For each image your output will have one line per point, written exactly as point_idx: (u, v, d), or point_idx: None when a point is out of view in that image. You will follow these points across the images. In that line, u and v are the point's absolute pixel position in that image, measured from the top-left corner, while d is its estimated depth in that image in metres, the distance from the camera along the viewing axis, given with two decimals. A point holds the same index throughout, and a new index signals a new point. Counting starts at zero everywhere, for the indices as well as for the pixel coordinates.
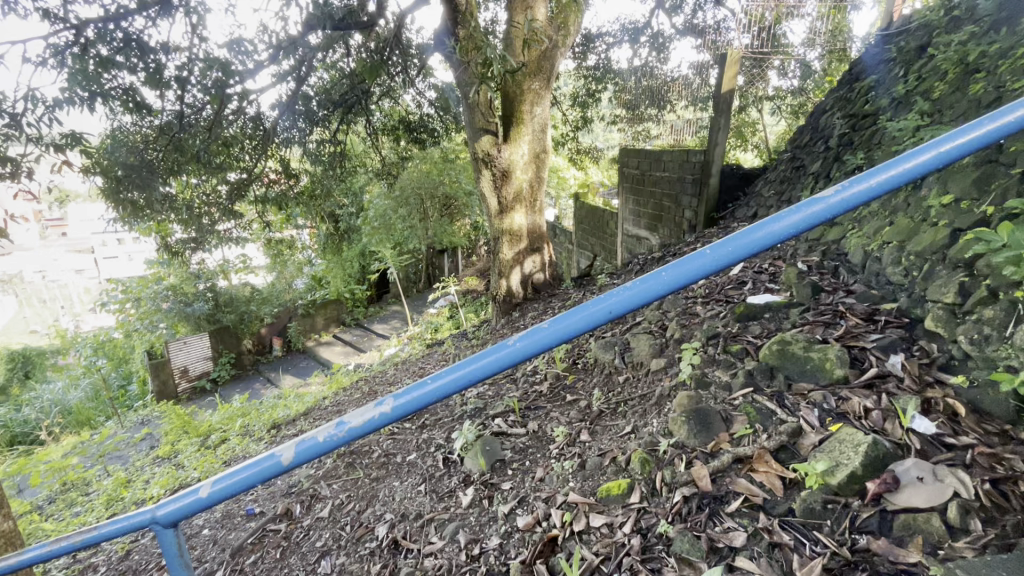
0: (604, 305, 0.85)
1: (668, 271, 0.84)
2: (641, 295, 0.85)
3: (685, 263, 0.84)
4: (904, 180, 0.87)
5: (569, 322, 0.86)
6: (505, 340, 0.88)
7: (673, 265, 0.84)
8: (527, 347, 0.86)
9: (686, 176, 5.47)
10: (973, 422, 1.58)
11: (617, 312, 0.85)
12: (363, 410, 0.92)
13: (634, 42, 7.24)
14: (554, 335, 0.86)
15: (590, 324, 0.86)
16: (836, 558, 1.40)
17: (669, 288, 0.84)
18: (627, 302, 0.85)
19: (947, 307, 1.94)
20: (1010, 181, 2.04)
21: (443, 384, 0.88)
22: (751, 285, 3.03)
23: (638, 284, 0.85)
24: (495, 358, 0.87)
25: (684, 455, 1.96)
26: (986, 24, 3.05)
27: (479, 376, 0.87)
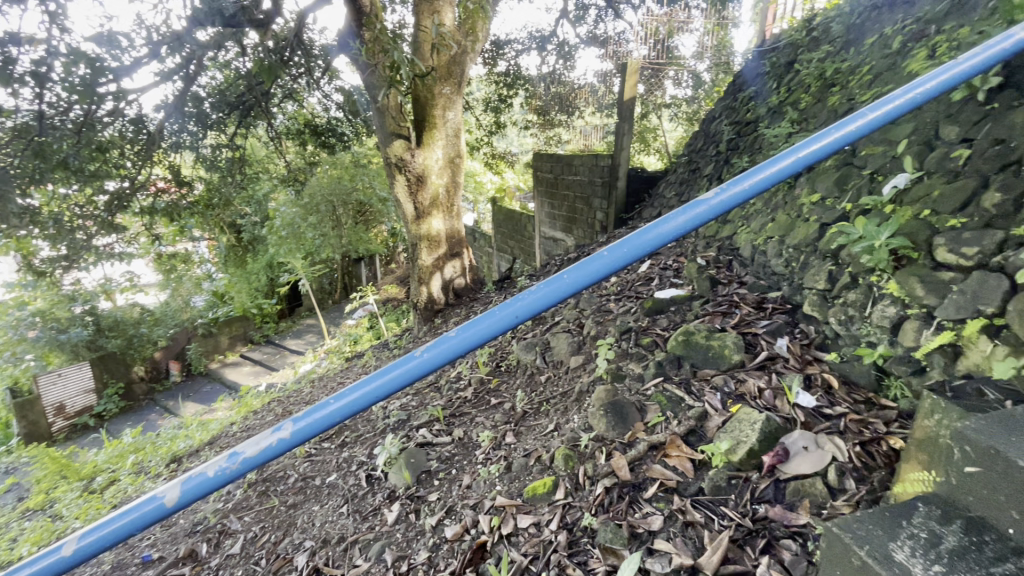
0: (511, 310, 0.86)
1: (570, 273, 0.87)
2: (544, 299, 0.86)
3: (585, 265, 0.87)
4: (775, 182, 0.96)
5: (477, 329, 0.85)
6: (411, 353, 0.86)
7: (574, 267, 0.87)
8: (435, 358, 0.85)
9: (596, 179, 5.71)
10: (844, 393, 1.79)
11: (524, 315, 0.86)
12: (261, 437, 0.85)
13: (541, 50, 7.41)
14: (462, 344, 0.85)
15: (498, 330, 0.86)
16: (740, 529, 1.52)
17: (572, 290, 0.87)
18: (532, 306, 0.86)
19: (820, 292, 2.18)
20: (862, 181, 2.33)
21: (347, 403, 0.84)
22: (658, 280, 3.23)
23: (543, 287, 0.87)
24: (401, 372, 0.85)
25: (604, 447, 2.04)
26: (838, 44, 3.51)
27: (385, 393, 0.85)
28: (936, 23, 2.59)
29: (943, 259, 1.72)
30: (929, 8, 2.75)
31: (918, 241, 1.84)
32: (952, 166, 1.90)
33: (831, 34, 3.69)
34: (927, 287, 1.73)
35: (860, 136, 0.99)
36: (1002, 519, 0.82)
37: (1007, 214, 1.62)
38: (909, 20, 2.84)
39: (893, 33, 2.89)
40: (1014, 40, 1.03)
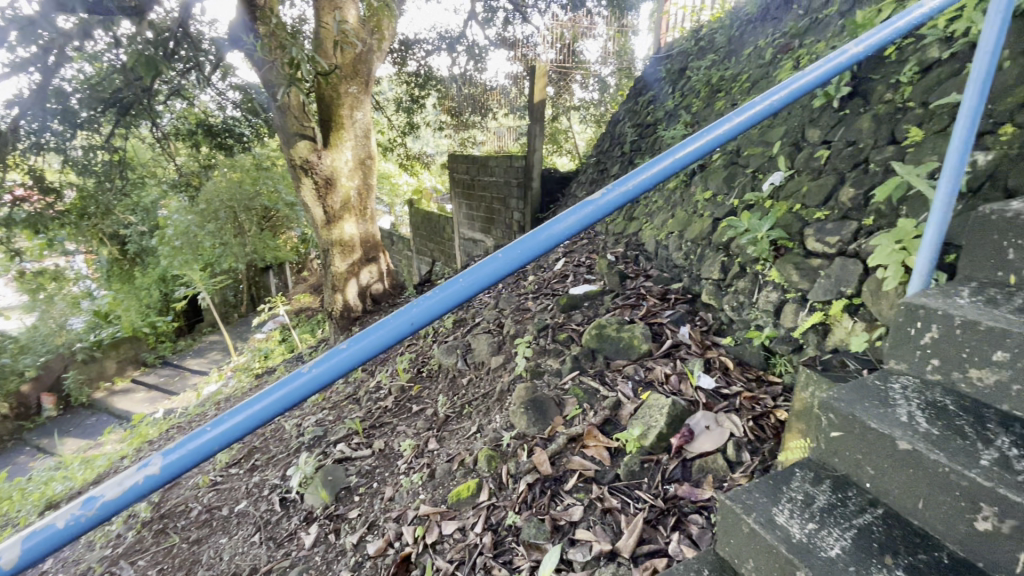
0: (406, 316, 0.82)
1: (465, 277, 0.84)
2: (439, 305, 0.83)
3: (479, 268, 0.85)
4: (655, 183, 0.99)
5: (369, 340, 0.80)
6: (298, 369, 0.79)
7: (469, 271, 0.85)
8: (327, 373, 0.79)
9: (511, 180, 5.78)
10: (738, 373, 1.96)
11: (420, 322, 0.82)
12: (123, 476, 0.75)
13: (451, 50, 7.36)
14: (354, 356, 0.80)
15: (394, 339, 0.82)
16: (654, 509, 1.60)
17: (468, 294, 0.84)
18: (427, 312, 0.83)
19: (714, 281, 2.36)
20: (746, 179, 2.55)
21: (226, 430, 0.76)
22: (572, 277, 3.34)
23: (437, 293, 0.84)
24: (289, 391, 0.78)
25: (526, 444, 2.08)
26: (721, 53, 3.82)
27: (271, 415, 0.78)
28: (799, 37, 2.90)
29: (813, 247, 1.93)
30: (793, 23, 3.08)
31: (792, 232, 2.05)
32: (816, 165, 2.14)
33: (715, 44, 4.01)
34: (801, 273, 1.93)
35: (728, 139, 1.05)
36: (860, 475, 0.93)
37: (859, 206, 1.85)
38: (778, 35, 3.16)
39: (766, 46, 3.20)
40: (850, 53, 1.09)
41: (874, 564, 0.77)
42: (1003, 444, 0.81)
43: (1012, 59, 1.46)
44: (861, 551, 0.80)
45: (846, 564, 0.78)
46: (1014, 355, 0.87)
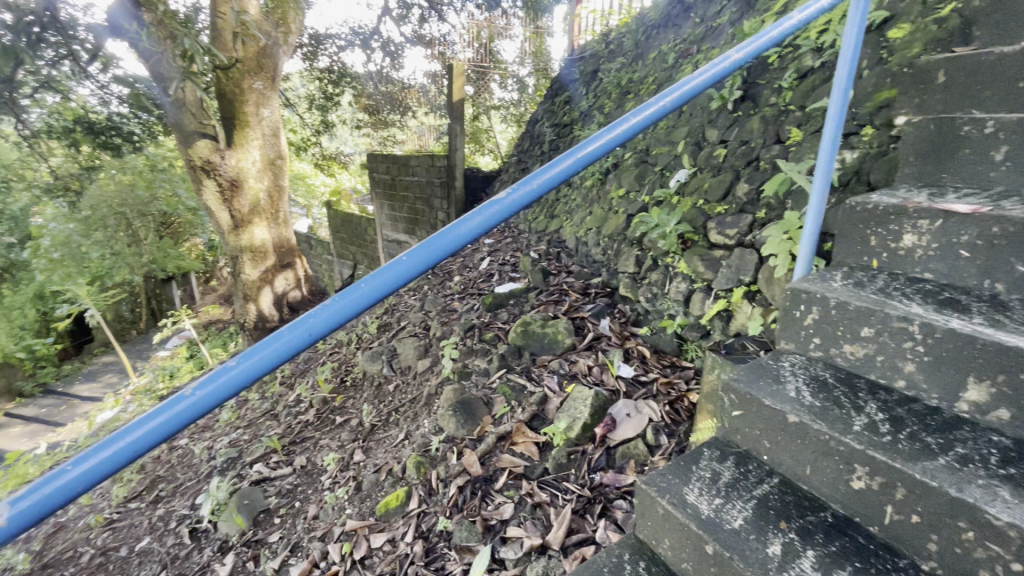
0: (303, 326, 0.74)
1: (367, 282, 0.78)
2: (339, 313, 0.76)
3: (383, 273, 0.79)
4: (558, 183, 0.97)
5: (262, 356, 0.73)
6: (179, 392, 0.70)
7: (371, 275, 0.79)
8: (214, 395, 0.71)
9: (434, 180, 5.69)
10: (655, 360, 2.06)
11: (319, 333, 0.75)
12: None
13: (365, 47, 7.07)
14: (246, 373, 0.72)
15: (290, 352, 0.74)
16: (581, 499, 1.64)
17: (371, 299, 0.78)
18: (328, 321, 0.76)
19: (630, 275, 2.47)
20: (656, 177, 2.69)
21: (91, 467, 0.66)
22: (497, 276, 3.35)
23: (338, 301, 0.77)
24: (170, 416, 0.69)
25: (455, 446, 2.06)
26: (629, 57, 4.01)
27: (148, 445, 0.69)
28: (697, 43, 3.10)
29: (715, 240, 2.07)
30: (691, 30, 3.29)
31: (697, 226, 2.19)
32: (715, 163, 2.29)
33: (624, 48, 4.18)
34: (706, 264, 2.07)
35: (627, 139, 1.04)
36: (758, 449, 1.01)
37: (753, 200, 2.00)
38: (679, 40, 3.35)
39: (668, 51, 3.39)
40: (732, 60, 1.10)
41: (770, 529, 0.84)
42: (871, 410, 0.92)
43: (870, 68, 1.65)
44: (760, 519, 0.87)
45: (748, 533, 0.84)
46: (878, 331, 0.99)
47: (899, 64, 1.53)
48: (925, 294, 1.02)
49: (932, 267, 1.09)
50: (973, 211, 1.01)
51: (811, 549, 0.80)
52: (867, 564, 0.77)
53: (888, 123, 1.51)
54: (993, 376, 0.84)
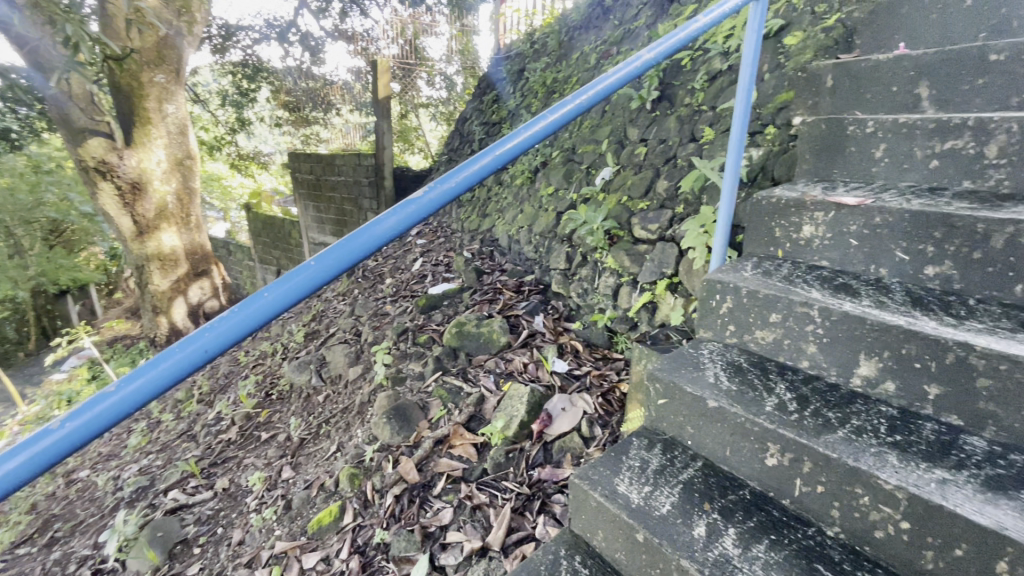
0: (194, 344, 0.65)
1: (271, 290, 0.69)
2: (237, 327, 0.67)
3: (287, 280, 0.70)
4: (483, 179, 0.90)
5: (147, 379, 0.63)
6: (47, 425, 0.61)
7: (275, 283, 0.69)
8: (86, 429, 0.61)
9: (362, 180, 5.50)
10: (587, 354, 2.11)
11: (214, 351, 0.66)
12: None
13: (283, 40, 6.64)
14: (128, 399, 0.63)
15: (182, 373, 0.65)
16: (520, 497, 1.64)
17: (275, 310, 0.69)
18: (225, 337, 0.66)
19: (562, 271, 2.51)
20: (583, 175, 2.74)
21: None
22: (430, 277, 3.30)
23: (235, 314, 0.67)
24: (33, 454, 0.60)
25: (390, 455, 1.99)
26: (554, 57, 4.05)
27: (4, 491, 0.59)
28: (616, 45, 3.20)
29: (639, 235, 2.15)
30: (612, 31, 3.38)
31: (622, 222, 2.26)
32: (637, 161, 2.38)
33: (548, 48, 4.23)
34: (631, 258, 2.13)
35: (551, 134, 1.01)
36: (682, 435, 1.05)
37: (672, 196, 2.10)
38: (600, 42, 3.45)
39: (590, 52, 3.48)
40: (644, 60, 1.13)
41: (695, 512, 0.88)
42: (780, 391, 0.98)
43: (770, 72, 1.77)
44: (686, 502, 0.90)
45: (675, 519, 0.87)
46: (784, 316, 1.06)
47: (794, 69, 1.65)
48: (822, 280, 1.11)
49: (828, 255, 1.19)
50: (860, 203, 1.11)
51: (732, 527, 0.84)
52: (781, 535, 0.83)
53: (787, 123, 1.62)
54: (880, 353, 0.92)
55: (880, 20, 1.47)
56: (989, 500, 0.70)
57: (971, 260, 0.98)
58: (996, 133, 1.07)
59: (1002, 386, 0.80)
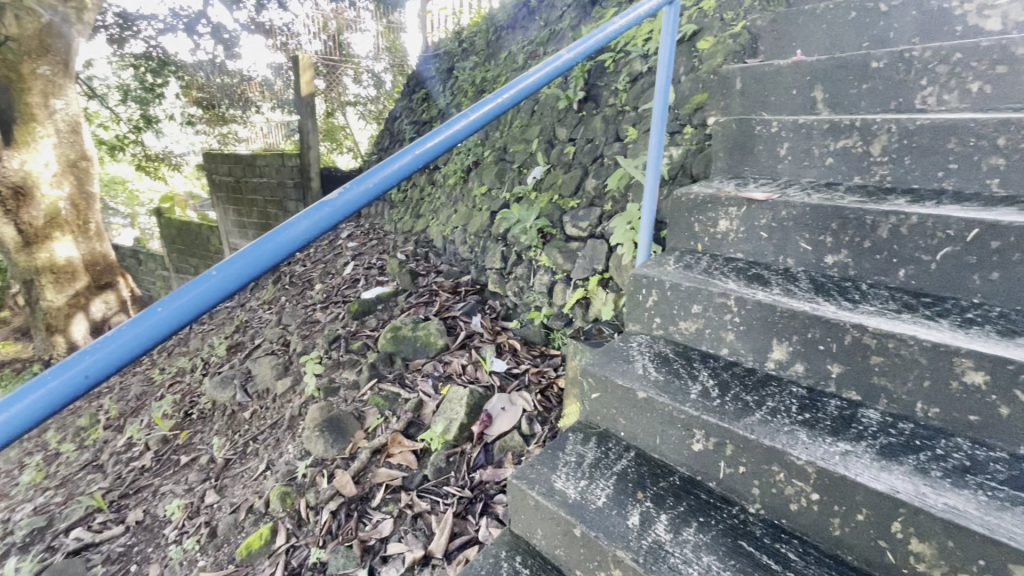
0: (73, 368, 0.58)
1: (165, 304, 0.62)
2: (126, 348, 0.60)
3: (183, 293, 0.63)
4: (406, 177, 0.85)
5: (15, 412, 0.55)
6: None
7: (171, 297, 0.63)
8: None
9: (286, 181, 5.22)
10: (525, 352, 2.12)
11: (99, 375, 0.59)
12: None
13: (191, 32, 6.18)
14: None
15: (61, 402, 0.58)
16: (462, 501, 1.61)
17: (172, 326, 0.63)
18: (111, 359, 0.59)
19: (498, 271, 2.51)
20: (514, 173, 2.75)
21: None
22: (363, 281, 3.19)
23: (123, 333, 0.60)
24: None
25: (325, 469, 1.91)
26: (483, 55, 4.05)
27: None
28: (543, 45, 3.23)
29: (570, 232, 2.19)
30: (538, 31, 3.42)
31: (554, 220, 2.29)
32: (566, 159, 2.42)
33: (476, 46, 4.19)
34: (564, 256, 2.17)
35: (477, 130, 0.98)
36: (615, 427, 1.08)
37: (601, 194, 2.15)
38: (527, 42, 3.47)
39: (517, 51, 3.51)
40: (565, 59, 1.15)
41: (629, 501, 0.90)
42: (703, 378, 1.03)
43: (685, 74, 1.85)
44: (620, 493, 0.93)
45: (611, 510, 0.89)
46: (704, 307, 1.11)
47: (707, 72, 1.74)
48: (738, 272, 1.18)
49: (741, 247, 1.26)
50: (768, 198, 1.18)
51: (664, 513, 0.87)
52: (708, 517, 0.87)
53: (703, 123, 1.71)
54: (790, 338, 0.99)
55: (780, 27, 1.58)
56: (884, 467, 0.77)
57: (863, 249, 1.07)
58: (879, 133, 1.18)
59: (892, 362, 0.88)
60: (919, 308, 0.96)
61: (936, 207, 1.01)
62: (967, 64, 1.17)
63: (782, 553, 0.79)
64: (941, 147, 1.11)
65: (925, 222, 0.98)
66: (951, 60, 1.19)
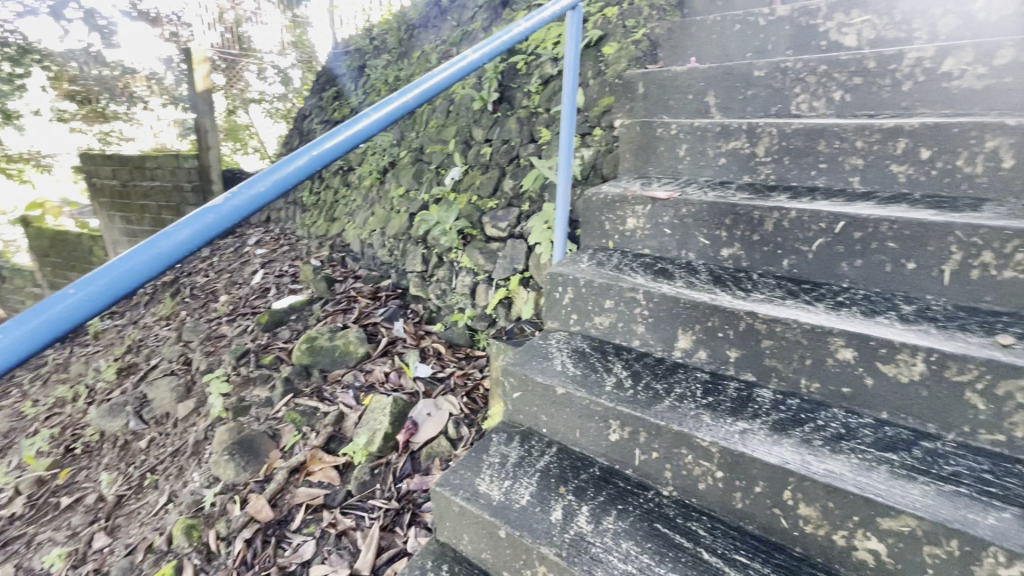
0: None
1: (8, 331, 0.54)
2: None
3: (31, 317, 0.56)
4: (304, 179, 0.79)
5: None
6: None
7: (16, 322, 0.55)
8: None
9: (183, 184, 4.77)
10: (450, 355, 2.10)
11: None
12: None
13: (56, 16, 5.32)
14: None
15: None
16: (389, 513, 1.56)
17: (18, 356, 0.55)
18: None
19: (419, 274, 2.46)
20: (432, 174, 2.70)
21: None
22: (274, 290, 3.00)
23: None
24: None
25: (237, 495, 1.77)
26: (395, 54, 3.95)
27: None
28: (455, 45, 3.21)
29: (490, 233, 2.19)
30: (450, 31, 3.40)
31: (474, 221, 2.28)
32: (483, 160, 2.42)
33: (388, 45, 4.07)
34: (485, 256, 2.17)
35: (383, 130, 0.94)
36: (537, 424, 1.09)
37: (518, 194, 2.17)
38: (439, 41, 3.43)
39: (430, 51, 3.46)
40: (470, 60, 1.14)
41: (552, 497, 0.92)
42: (617, 370, 1.07)
43: (593, 78, 1.91)
44: (544, 489, 0.94)
45: (535, 508, 0.90)
46: (616, 301, 1.16)
47: (613, 76, 1.81)
48: (645, 267, 1.24)
49: (648, 243, 1.33)
50: (669, 197, 1.25)
51: (585, 505, 0.90)
52: (626, 503, 0.90)
53: (610, 125, 1.78)
54: (694, 327, 1.06)
55: (676, 36, 1.69)
56: (775, 441, 0.84)
57: (752, 241, 1.17)
58: (763, 135, 1.29)
59: (779, 344, 0.96)
60: (800, 294, 1.06)
61: (811, 203, 1.13)
62: (831, 74, 1.32)
63: (693, 531, 0.85)
64: (814, 148, 1.24)
65: (802, 217, 1.09)
66: (818, 71, 1.33)
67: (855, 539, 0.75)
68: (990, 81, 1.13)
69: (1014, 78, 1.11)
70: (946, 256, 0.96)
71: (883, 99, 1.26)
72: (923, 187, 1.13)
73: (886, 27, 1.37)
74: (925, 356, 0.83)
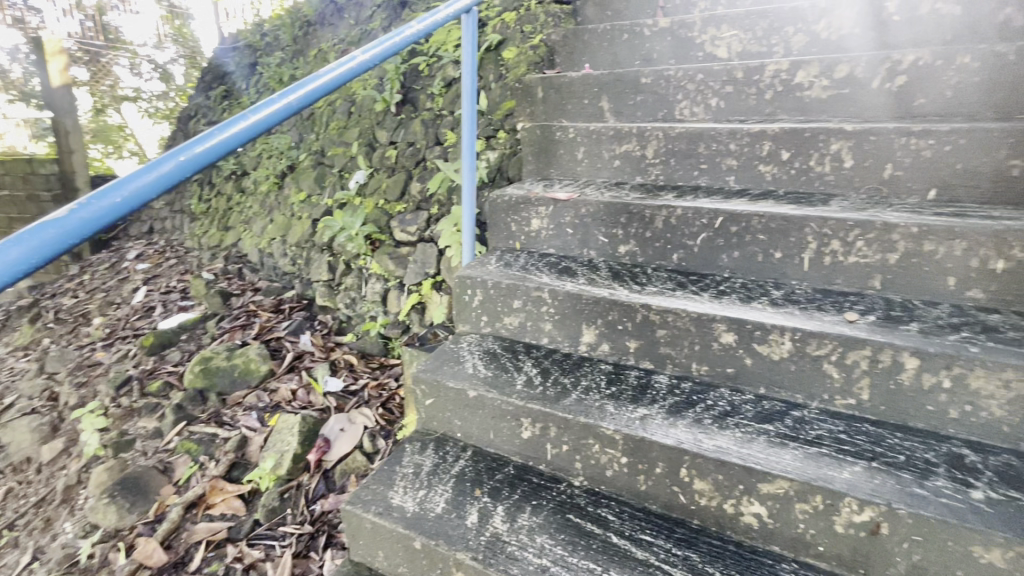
0: None
1: None
2: None
3: None
4: (174, 186, 0.72)
5: None
6: None
7: None
8: None
9: (40, 193, 4.15)
10: (363, 365, 2.02)
11: None
12: None
13: None
14: None
15: None
16: (302, 538, 1.47)
17: None
18: None
19: (325, 282, 2.34)
20: (335, 177, 2.58)
21: None
22: (159, 309, 2.71)
23: None
24: None
25: (123, 542, 1.57)
26: (289, 51, 3.73)
27: None
28: (354, 44, 3.10)
29: (399, 238, 2.14)
30: (348, 29, 3.27)
31: (381, 226, 2.22)
32: (388, 163, 2.35)
33: (281, 41, 3.82)
34: (395, 262, 2.11)
35: (266, 131, 0.87)
36: (452, 429, 1.08)
37: (426, 197, 2.14)
38: (337, 40, 3.28)
39: (328, 49, 3.32)
40: (360, 60, 1.10)
41: (467, 501, 0.91)
42: (528, 368, 1.09)
43: (495, 82, 1.92)
44: (459, 494, 0.93)
45: (450, 514, 0.89)
46: (524, 301, 1.18)
47: (513, 80, 1.84)
48: (550, 266, 1.28)
49: (553, 243, 1.37)
50: (570, 198, 1.31)
51: (501, 505, 0.90)
52: (540, 498, 0.93)
53: (513, 128, 1.81)
54: (598, 322, 1.11)
55: (571, 42, 1.76)
56: (672, 423, 0.90)
57: (646, 238, 1.25)
58: (651, 138, 1.39)
59: (672, 333, 1.04)
60: (689, 285, 1.15)
61: (694, 201, 1.22)
62: (707, 83, 1.44)
63: (602, 516, 0.88)
64: (695, 150, 1.35)
65: (687, 214, 1.18)
66: (696, 79, 1.45)
67: (741, 505, 0.83)
68: (834, 91, 1.30)
69: (851, 89, 1.29)
70: (805, 245, 1.09)
71: (751, 106, 1.40)
72: (785, 186, 1.27)
73: (751, 41, 1.52)
74: (791, 335, 0.94)
